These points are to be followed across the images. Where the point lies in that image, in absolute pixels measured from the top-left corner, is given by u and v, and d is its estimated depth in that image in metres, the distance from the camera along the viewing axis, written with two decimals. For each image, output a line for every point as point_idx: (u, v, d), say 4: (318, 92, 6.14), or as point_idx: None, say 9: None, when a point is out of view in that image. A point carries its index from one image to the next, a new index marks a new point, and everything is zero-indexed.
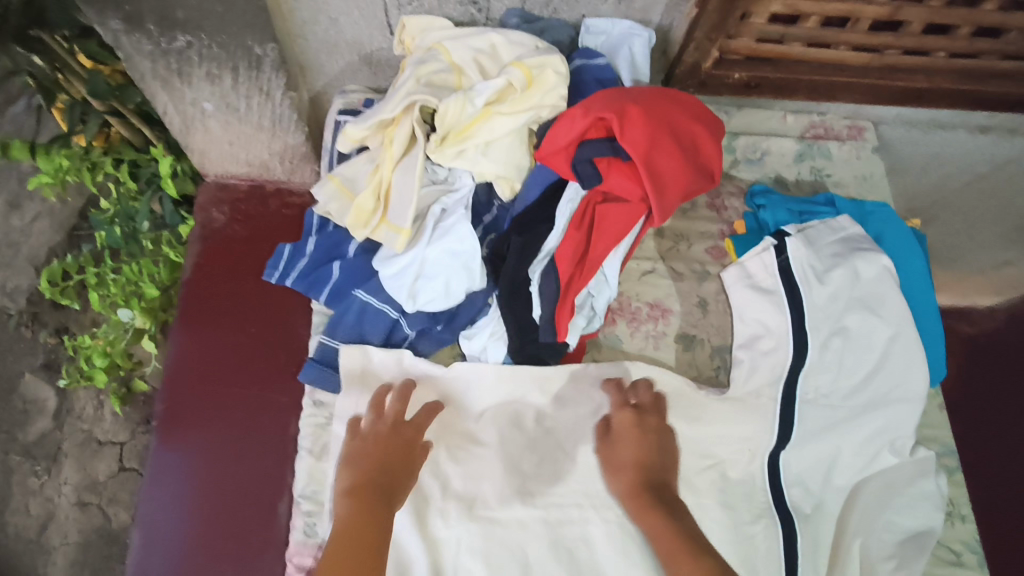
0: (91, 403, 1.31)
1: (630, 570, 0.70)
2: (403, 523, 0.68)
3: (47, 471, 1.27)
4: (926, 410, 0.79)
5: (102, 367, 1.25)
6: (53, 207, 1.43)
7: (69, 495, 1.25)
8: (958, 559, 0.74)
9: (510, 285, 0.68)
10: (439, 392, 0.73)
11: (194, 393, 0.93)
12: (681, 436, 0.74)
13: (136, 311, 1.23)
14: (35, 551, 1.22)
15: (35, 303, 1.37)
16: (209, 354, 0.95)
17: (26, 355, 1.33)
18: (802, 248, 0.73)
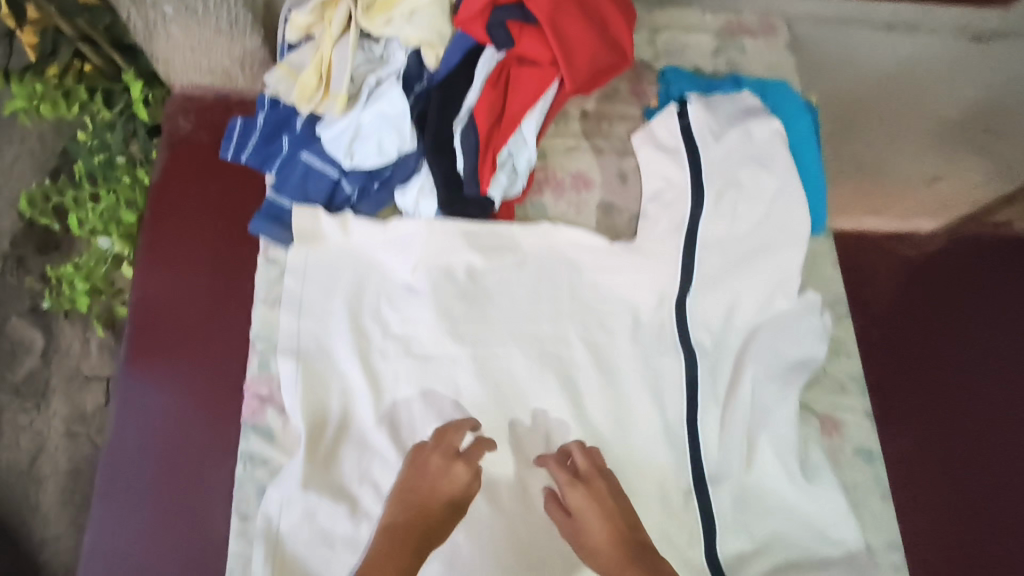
0: (77, 334, 1.34)
1: (550, 396, 0.79)
2: (348, 357, 0.78)
3: (36, 408, 1.29)
4: (820, 265, 0.89)
5: (84, 292, 1.29)
6: (33, 148, 1.44)
7: (57, 425, 1.28)
8: (841, 386, 0.84)
9: (434, 140, 0.77)
10: (377, 248, 0.81)
11: (164, 285, 0.99)
12: (595, 285, 0.84)
13: (115, 238, 1.28)
14: (27, 481, 1.24)
15: (18, 247, 1.39)
16: (174, 253, 1.01)
17: (13, 299, 1.35)
18: (701, 112, 0.84)
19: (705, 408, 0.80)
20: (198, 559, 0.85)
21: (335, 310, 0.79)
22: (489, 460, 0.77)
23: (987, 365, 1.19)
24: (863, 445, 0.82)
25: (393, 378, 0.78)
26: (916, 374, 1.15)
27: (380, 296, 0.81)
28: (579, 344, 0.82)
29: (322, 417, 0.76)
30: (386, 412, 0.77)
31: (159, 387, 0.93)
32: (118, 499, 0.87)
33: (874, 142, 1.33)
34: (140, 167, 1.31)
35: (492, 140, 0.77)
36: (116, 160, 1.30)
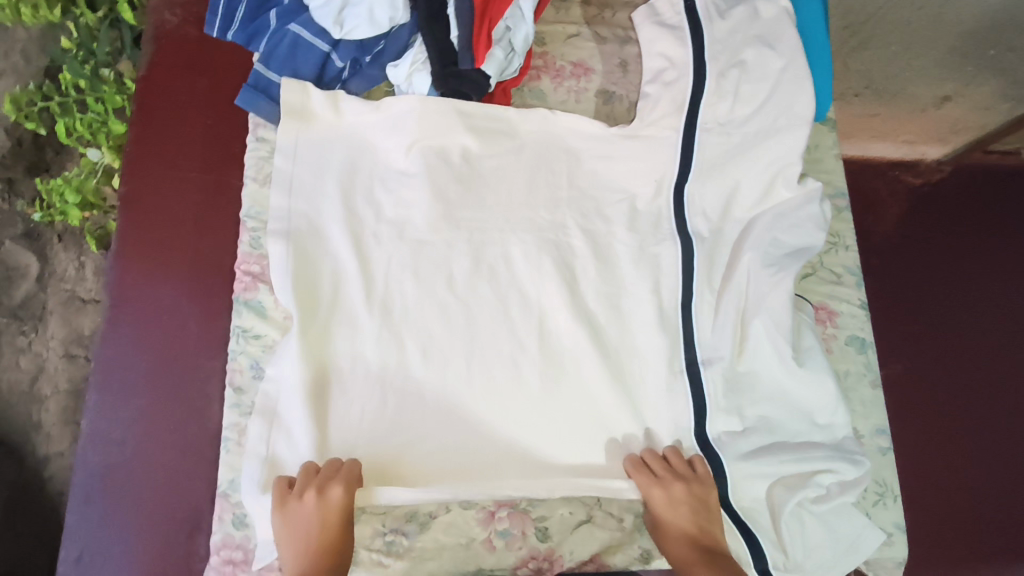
0: (73, 255, 1.32)
1: (544, 280, 0.77)
2: (340, 238, 0.76)
3: (34, 330, 1.28)
4: (824, 159, 0.88)
5: (75, 204, 1.25)
6: (18, 63, 1.35)
7: (56, 349, 1.28)
8: (838, 278, 0.84)
9: (428, 8, 0.74)
10: (369, 131, 0.79)
11: (153, 183, 0.96)
12: (597, 173, 0.81)
13: (105, 149, 1.24)
14: (29, 400, 1.24)
15: (7, 168, 1.31)
16: (163, 151, 0.97)
17: (4, 224, 1.29)
18: None
19: (701, 296, 0.78)
20: (195, 445, 0.86)
21: (327, 189, 0.77)
22: (478, 339, 0.75)
23: (986, 336, 1.25)
24: (858, 333, 0.82)
25: (386, 259, 0.76)
26: (910, 333, 1.23)
27: (375, 180, 0.79)
28: (575, 232, 0.80)
29: (309, 293, 0.73)
30: (376, 289, 0.75)
31: (152, 280, 0.92)
32: (114, 386, 0.87)
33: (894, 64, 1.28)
34: (128, 83, 1.25)
35: (487, 13, 0.75)
36: (103, 73, 1.24)
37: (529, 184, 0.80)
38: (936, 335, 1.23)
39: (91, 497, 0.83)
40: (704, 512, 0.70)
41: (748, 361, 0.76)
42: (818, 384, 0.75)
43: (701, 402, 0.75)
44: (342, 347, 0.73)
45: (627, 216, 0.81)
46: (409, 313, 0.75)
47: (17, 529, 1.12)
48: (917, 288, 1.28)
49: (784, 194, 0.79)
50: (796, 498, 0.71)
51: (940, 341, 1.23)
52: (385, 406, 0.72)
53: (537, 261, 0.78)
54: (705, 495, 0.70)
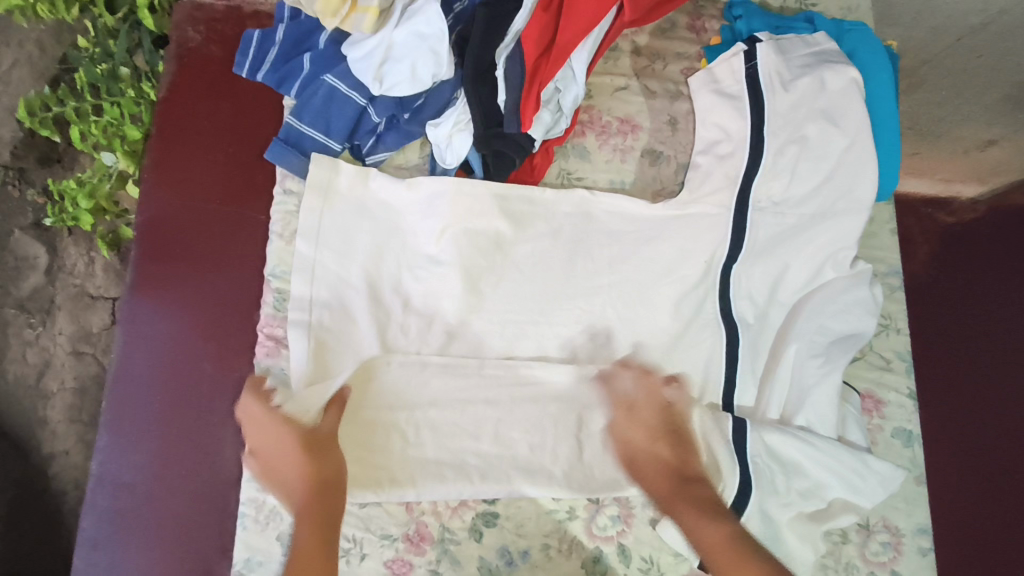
0: (82, 251, 1.26)
1: (576, 370, 0.74)
2: (365, 325, 0.73)
3: (41, 323, 1.23)
4: (879, 234, 0.83)
5: (87, 210, 1.20)
6: (33, 53, 1.28)
7: (64, 346, 1.23)
8: (886, 364, 0.80)
9: (475, 69, 0.68)
10: (398, 210, 0.75)
11: (173, 212, 0.92)
12: (640, 257, 0.76)
13: (119, 154, 1.18)
14: (34, 396, 1.20)
15: (19, 158, 1.26)
16: (185, 178, 0.93)
17: (15, 213, 1.24)
18: (772, 54, 0.77)
19: (744, 387, 0.76)
20: (206, 492, 0.83)
21: (357, 253, 0.74)
22: (512, 413, 0.73)
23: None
24: (904, 426, 0.78)
25: (409, 334, 0.74)
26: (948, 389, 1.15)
27: (402, 268, 0.75)
28: (614, 309, 0.76)
29: (334, 367, 0.72)
30: (408, 359, 0.73)
31: (167, 317, 0.88)
32: (126, 428, 0.84)
33: (950, 115, 1.20)
34: (146, 83, 1.20)
35: (539, 73, 0.68)
36: (121, 72, 1.18)
37: (566, 265, 0.76)
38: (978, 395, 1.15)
39: (101, 542, 0.81)
40: (683, 448, 0.69)
41: (788, 462, 0.72)
42: (866, 485, 0.72)
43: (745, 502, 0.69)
44: (371, 427, 0.71)
45: (673, 289, 0.76)
46: (434, 389, 0.73)
47: (21, 527, 1.12)
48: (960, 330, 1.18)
49: (829, 285, 0.77)
50: None
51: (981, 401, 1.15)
52: (406, 487, 0.69)
53: (573, 344, 0.76)
54: (682, 429, 0.71)
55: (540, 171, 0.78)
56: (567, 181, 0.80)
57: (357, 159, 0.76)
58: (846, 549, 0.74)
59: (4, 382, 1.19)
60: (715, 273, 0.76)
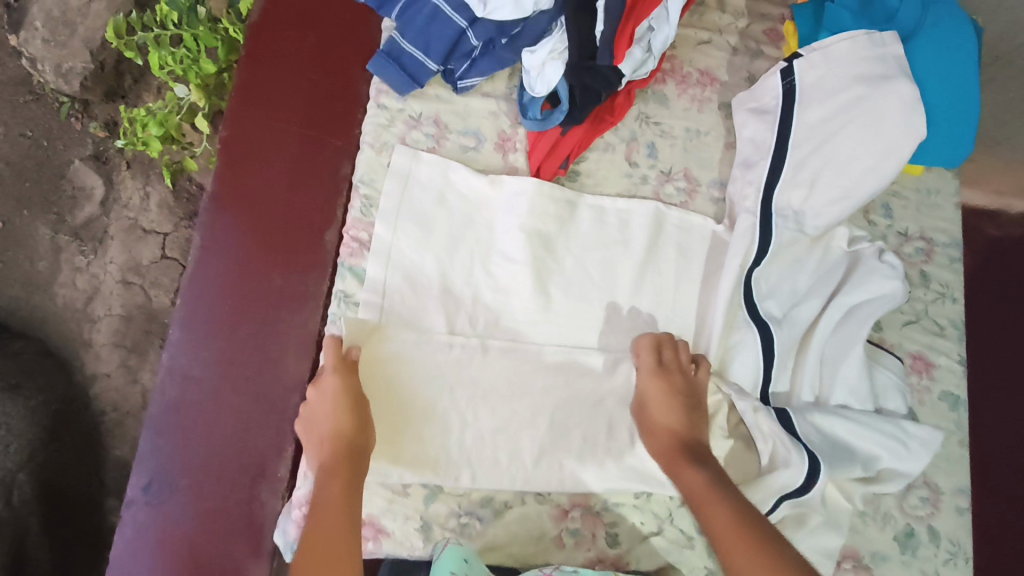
0: (138, 188, 1.23)
1: (634, 316, 0.77)
2: (439, 250, 0.76)
3: (93, 251, 1.20)
4: (943, 206, 0.86)
5: (157, 137, 1.13)
6: None
7: (113, 276, 1.20)
8: (939, 330, 0.81)
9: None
10: (481, 159, 0.79)
11: (258, 120, 0.88)
12: (700, 224, 0.80)
13: (192, 87, 1.13)
14: (81, 319, 1.18)
15: (88, 91, 1.19)
16: (271, 89, 0.89)
17: (76, 144, 1.22)
18: (843, 42, 0.77)
19: (787, 355, 0.77)
20: (268, 397, 0.79)
21: (436, 201, 0.77)
22: (575, 342, 0.75)
23: None
24: (951, 390, 0.80)
25: (469, 263, 0.76)
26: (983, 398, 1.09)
27: (479, 203, 0.78)
28: (672, 270, 0.78)
29: (415, 282, 0.75)
30: (479, 276, 0.76)
31: (246, 220, 0.84)
32: (196, 323, 0.80)
33: None
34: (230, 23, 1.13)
35: (635, 10, 0.75)
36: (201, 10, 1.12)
37: (636, 207, 0.79)
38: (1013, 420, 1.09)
39: (164, 430, 0.77)
40: (691, 415, 0.71)
41: (838, 439, 0.73)
42: (912, 452, 0.73)
43: (817, 478, 0.69)
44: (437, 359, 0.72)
45: (744, 235, 0.77)
46: (509, 306, 0.75)
47: (62, 440, 1.09)
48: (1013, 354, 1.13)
49: (875, 259, 0.79)
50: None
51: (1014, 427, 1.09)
52: (473, 412, 0.71)
53: (638, 285, 0.77)
54: (691, 392, 0.72)
55: (620, 111, 0.81)
56: (645, 123, 0.83)
57: (450, 81, 0.80)
58: (886, 501, 0.76)
59: (52, 306, 1.18)
60: (773, 237, 0.77)
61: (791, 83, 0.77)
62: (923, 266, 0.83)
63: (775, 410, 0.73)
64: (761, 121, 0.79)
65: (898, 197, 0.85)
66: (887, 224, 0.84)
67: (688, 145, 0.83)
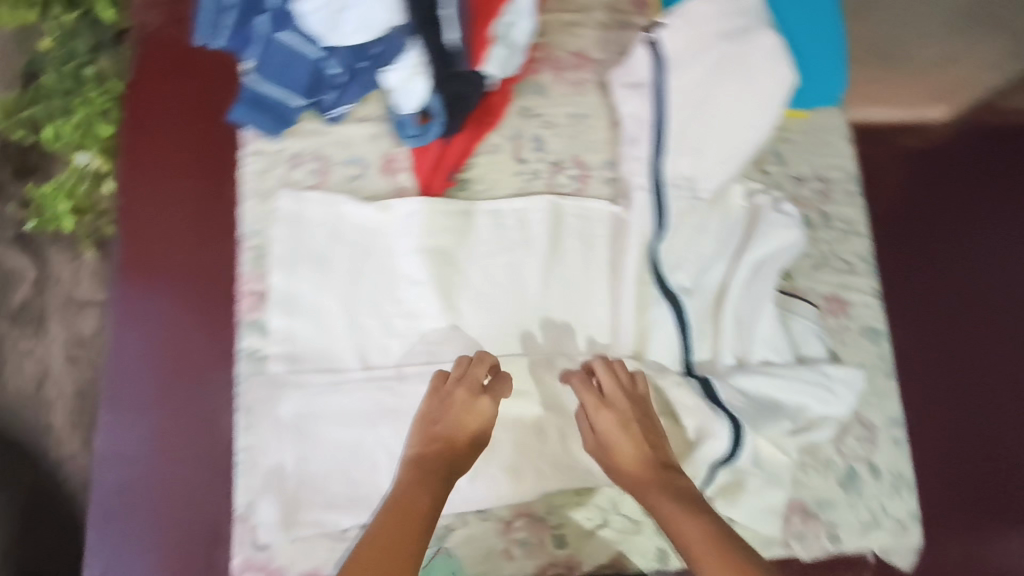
0: (67, 259, 0.98)
1: (547, 313, 0.76)
2: (338, 288, 0.73)
3: (35, 333, 0.96)
4: (834, 143, 0.86)
5: (68, 210, 0.96)
6: None
7: (56, 352, 0.96)
8: (849, 267, 0.82)
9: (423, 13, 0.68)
10: (367, 187, 0.77)
11: (154, 180, 0.82)
12: (598, 208, 0.79)
13: (94, 152, 0.95)
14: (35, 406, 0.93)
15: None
16: (162, 147, 0.84)
17: None
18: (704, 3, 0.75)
19: (706, 325, 0.76)
20: (211, 461, 0.72)
21: (328, 237, 0.74)
22: (492, 353, 0.74)
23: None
24: (871, 324, 0.80)
25: (371, 295, 0.74)
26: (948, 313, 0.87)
27: (374, 231, 0.75)
28: (578, 261, 0.77)
29: (320, 326, 0.72)
30: (386, 305, 0.74)
31: (157, 281, 0.78)
32: (123, 399, 0.74)
33: None
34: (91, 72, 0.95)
35: (485, 11, 0.73)
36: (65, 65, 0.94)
37: (533, 205, 0.77)
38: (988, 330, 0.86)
39: (109, 517, 0.70)
40: (654, 441, 0.65)
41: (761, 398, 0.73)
42: (836, 395, 0.74)
43: (740, 442, 0.70)
44: (356, 396, 0.71)
45: (641, 213, 0.76)
46: (420, 330, 0.74)
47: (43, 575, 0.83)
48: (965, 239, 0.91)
49: (772, 210, 0.79)
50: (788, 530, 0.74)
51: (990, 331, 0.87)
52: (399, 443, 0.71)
53: (546, 283, 0.76)
54: (650, 418, 0.67)
55: (500, 110, 0.79)
56: (527, 117, 0.81)
57: (320, 112, 0.77)
58: (825, 446, 0.77)
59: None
60: (671, 209, 0.76)
61: (658, 54, 0.75)
62: (824, 206, 0.83)
63: (698, 381, 0.73)
64: (638, 94, 0.77)
65: (788, 142, 0.85)
66: (782, 171, 0.84)
67: (574, 132, 0.81)
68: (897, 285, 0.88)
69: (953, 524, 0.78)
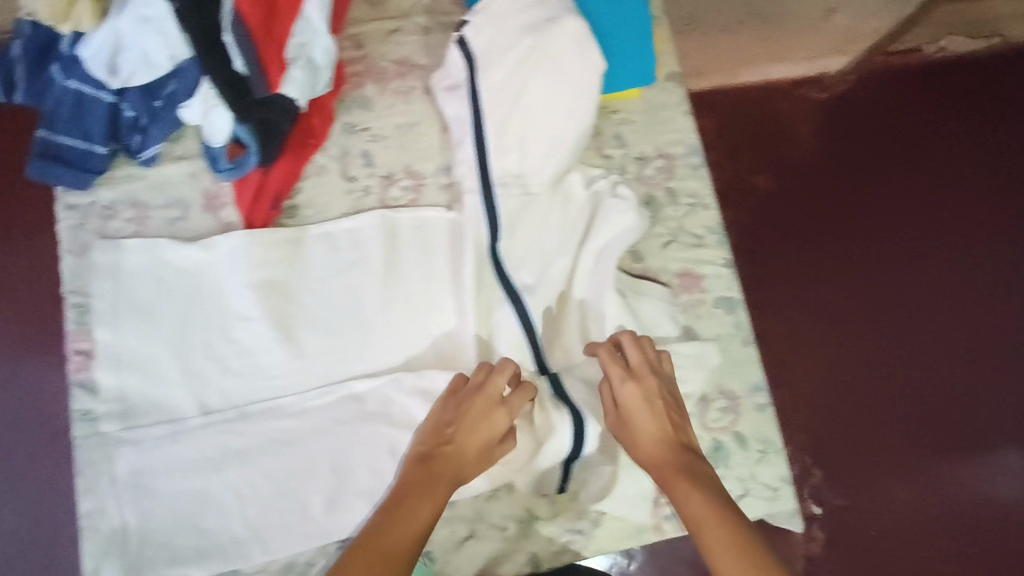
0: None
1: (391, 331, 0.75)
2: (171, 336, 0.73)
3: None
4: (674, 117, 0.84)
5: None
6: None
7: None
8: (699, 241, 0.81)
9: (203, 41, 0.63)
10: (189, 228, 0.76)
11: None
12: (432, 216, 0.77)
13: None
14: None
15: None
16: None
17: None
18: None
19: (554, 318, 0.75)
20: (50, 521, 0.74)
21: (154, 285, 0.74)
22: (335, 377, 0.74)
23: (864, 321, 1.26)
24: (724, 294, 0.80)
25: (203, 338, 0.73)
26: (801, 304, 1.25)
27: (201, 272, 0.74)
28: (416, 273, 0.76)
29: (155, 375, 0.72)
30: (220, 345, 0.73)
31: None
32: (18, 453, 0.75)
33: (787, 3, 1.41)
34: None
35: (274, 32, 0.68)
36: None
37: (361, 222, 0.76)
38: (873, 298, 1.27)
39: (10, 564, 0.73)
40: (678, 422, 0.69)
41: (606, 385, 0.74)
42: (684, 371, 0.76)
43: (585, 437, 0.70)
44: (199, 441, 0.71)
45: (471, 216, 0.75)
46: (262, 365, 0.73)
47: None
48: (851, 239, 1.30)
49: (609, 196, 0.78)
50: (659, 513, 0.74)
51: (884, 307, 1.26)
52: (247, 483, 0.71)
53: (387, 300, 0.75)
54: (672, 397, 0.70)
55: (320, 131, 0.78)
56: (352, 133, 0.79)
57: (131, 156, 0.76)
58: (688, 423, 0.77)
59: None
60: (500, 210, 0.75)
61: (466, 53, 0.74)
62: (669, 183, 0.82)
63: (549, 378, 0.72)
64: (456, 96, 0.77)
65: (628, 123, 0.84)
66: (623, 152, 0.83)
67: (403, 142, 0.79)
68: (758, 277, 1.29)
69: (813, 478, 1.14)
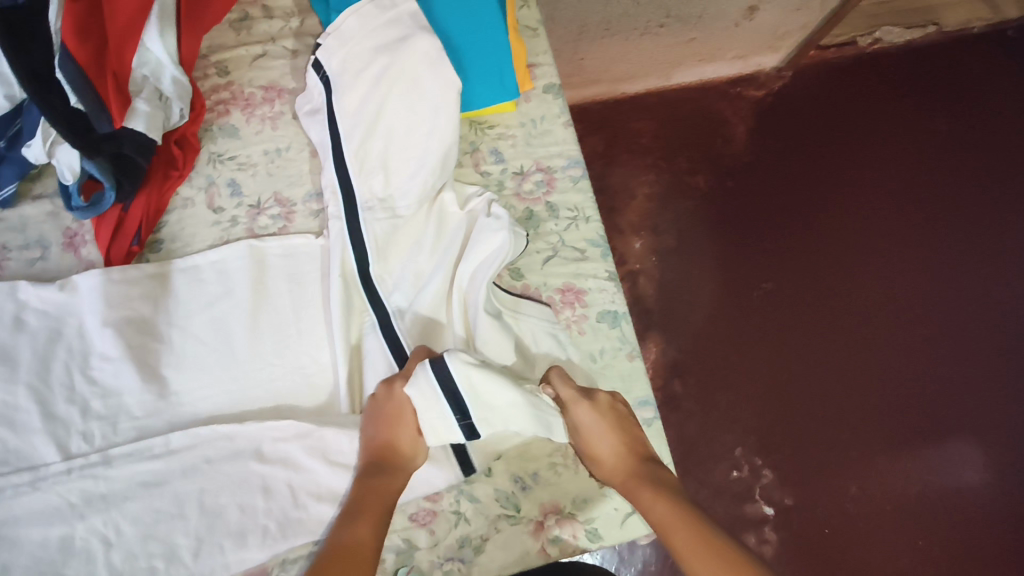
0: None
1: (261, 362, 0.72)
2: (31, 380, 0.68)
3: None
4: (552, 129, 0.84)
5: None
6: None
7: None
8: (581, 255, 0.80)
9: (29, 76, 0.60)
10: (55, 271, 0.74)
11: None
12: (302, 245, 0.76)
13: None
14: None
15: None
16: None
17: None
18: (350, 18, 0.75)
19: (430, 341, 0.72)
20: None
21: (13, 330, 0.70)
22: (206, 413, 0.70)
23: (833, 341, 1.52)
24: (607, 308, 0.78)
25: (65, 380, 0.69)
26: (733, 363, 1.47)
27: (65, 314, 0.72)
28: (288, 303, 0.74)
29: (11, 423, 0.67)
30: (81, 387, 0.69)
31: None
32: None
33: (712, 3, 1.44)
34: None
35: (113, 67, 0.66)
36: None
37: (231, 250, 0.75)
38: (849, 324, 1.54)
39: None
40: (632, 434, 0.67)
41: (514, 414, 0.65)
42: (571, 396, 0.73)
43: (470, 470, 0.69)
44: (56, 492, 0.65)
45: (337, 241, 0.74)
46: (127, 406, 0.69)
47: None
48: (819, 285, 1.56)
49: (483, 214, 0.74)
50: (546, 535, 0.71)
51: (841, 337, 1.53)
52: (109, 537, 0.64)
53: (254, 332, 0.73)
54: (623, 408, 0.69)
55: (185, 163, 0.77)
56: (218, 163, 0.78)
57: None
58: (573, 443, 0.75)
59: None
60: (367, 233, 0.73)
61: (324, 77, 0.76)
62: (548, 197, 0.81)
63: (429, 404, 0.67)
64: (316, 121, 0.77)
65: (506, 138, 0.83)
66: (500, 168, 0.82)
67: (271, 169, 0.79)
68: (683, 274, 1.52)
69: (718, 436, 1.41)
